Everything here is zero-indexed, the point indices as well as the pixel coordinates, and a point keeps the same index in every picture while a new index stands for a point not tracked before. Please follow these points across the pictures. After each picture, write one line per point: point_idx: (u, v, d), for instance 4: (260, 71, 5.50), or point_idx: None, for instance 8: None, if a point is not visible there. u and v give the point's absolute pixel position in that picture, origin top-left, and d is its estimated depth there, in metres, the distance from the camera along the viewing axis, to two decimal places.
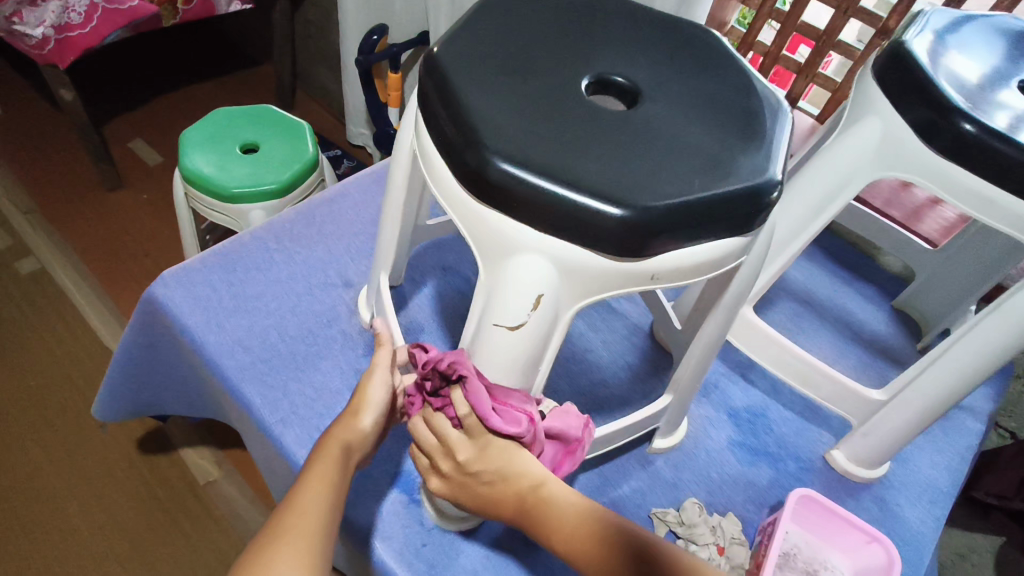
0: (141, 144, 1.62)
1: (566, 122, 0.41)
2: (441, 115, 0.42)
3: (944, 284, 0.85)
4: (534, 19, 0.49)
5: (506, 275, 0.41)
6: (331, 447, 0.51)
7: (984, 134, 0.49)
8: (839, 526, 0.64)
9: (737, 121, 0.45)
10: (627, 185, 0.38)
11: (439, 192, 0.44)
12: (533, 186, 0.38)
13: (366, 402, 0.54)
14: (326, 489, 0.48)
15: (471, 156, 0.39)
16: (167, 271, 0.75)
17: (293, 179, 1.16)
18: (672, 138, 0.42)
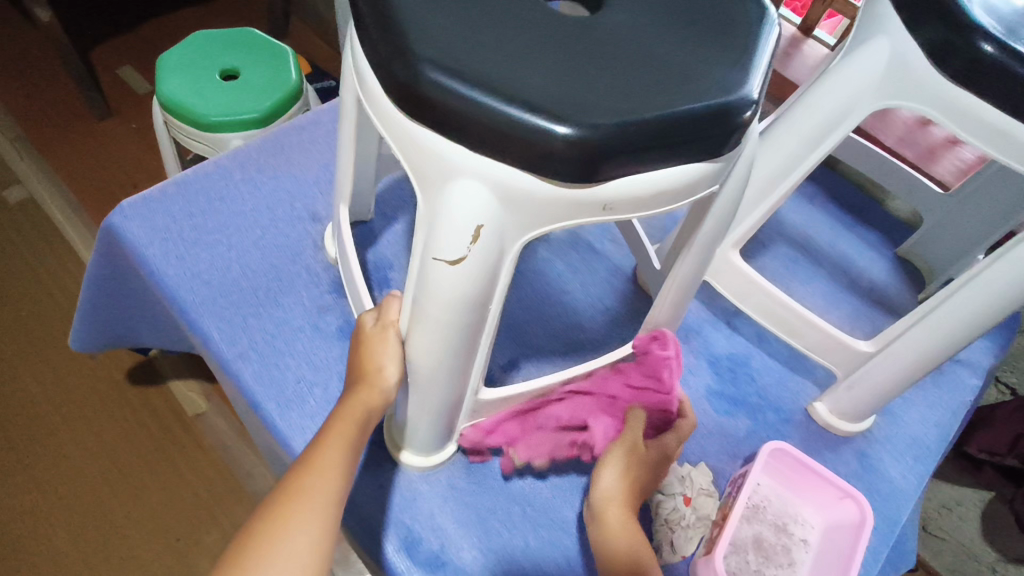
0: (128, 70, 1.56)
1: (510, 29, 0.36)
2: (369, 23, 0.36)
3: (952, 231, 0.79)
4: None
5: (442, 204, 0.36)
6: (353, 412, 0.49)
7: (1005, 56, 0.43)
8: (812, 481, 0.62)
9: (713, 31, 0.39)
10: (574, 100, 0.33)
11: (374, 112, 0.39)
12: (466, 100, 0.32)
13: (384, 357, 0.48)
14: (343, 457, 0.46)
15: (399, 67, 0.34)
16: (126, 200, 0.71)
17: (274, 108, 1.11)
18: (635, 48, 0.37)
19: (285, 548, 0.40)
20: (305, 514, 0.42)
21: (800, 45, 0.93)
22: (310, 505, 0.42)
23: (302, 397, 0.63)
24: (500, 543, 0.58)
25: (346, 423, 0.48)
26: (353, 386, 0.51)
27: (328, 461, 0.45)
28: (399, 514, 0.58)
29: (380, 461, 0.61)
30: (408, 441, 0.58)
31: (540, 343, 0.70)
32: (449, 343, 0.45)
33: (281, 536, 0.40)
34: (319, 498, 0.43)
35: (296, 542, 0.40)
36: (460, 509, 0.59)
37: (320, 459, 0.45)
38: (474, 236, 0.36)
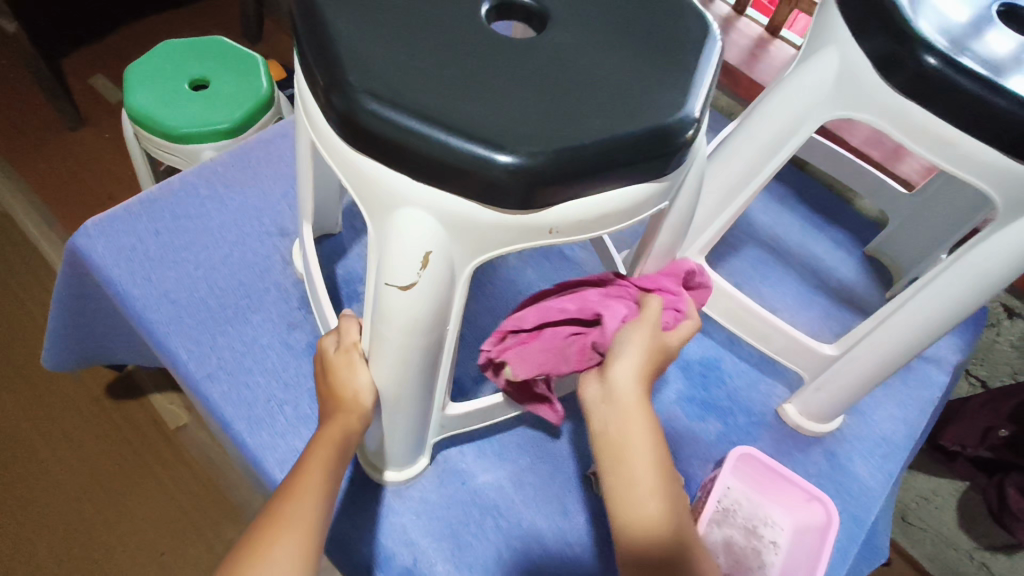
0: (100, 79, 1.54)
1: (450, 57, 0.36)
2: (309, 52, 0.36)
3: (916, 230, 0.80)
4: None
5: (392, 231, 0.37)
6: (331, 434, 0.47)
7: (947, 68, 0.43)
8: (780, 483, 0.63)
9: (656, 51, 0.39)
10: (514, 127, 0.33)
11: (322, 140, 0.39)
12: (407, 131, 0.33)
13: (353, 382, 0.48)
14: (324, 484, 0.44)
15: (338, 99, 0.34)
16: (90, 220, 0.70)
17: (246, 117, 1.10)
18: (577, 70, 0.37)
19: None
20: (284, 541, 0.40)
21: (768, 47, 0.94)
22: (290, 531, 0.41)
23: (271, 415, 0.63)
24: (472, 556, 0.58)
25: (323, 449, 0.46)
26: (327, 412, 0.49)
27: (309, 485, 0.44)
28: (370, 532, 0.58)
29: (351, 478, 0.61)
30: (384, 460, 0.58)
31: None
32: (410, 365, 0.45)
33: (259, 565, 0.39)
34: (298, 525, 0.41)
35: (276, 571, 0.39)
36: (431, 523, 0.60)
37: (298, 485, 0.44)
38: (423, 262, 0.36)
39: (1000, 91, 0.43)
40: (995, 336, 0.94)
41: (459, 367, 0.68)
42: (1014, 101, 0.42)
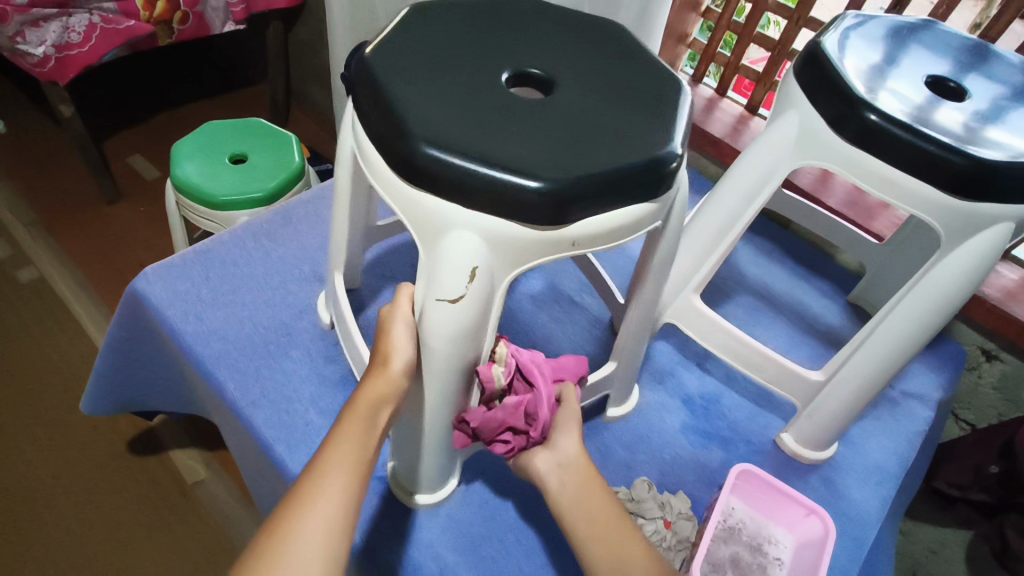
0: (139, 159, 1.68)
1: (487, 113, 0.45)
2: (375, 113, 0.46)
3: (891, 276, 0.89)
4: (463, 24, 0.55)
5: (442, 253, 0.45)
6: (360, 405, 0.48)
7: (886, 123, 0.53)
8: (780, 501, 0.67)
9: (644, 105, 0.49)
10: (543, 161, 0.42)
11: (378, 182, 0.48)
12: (459, 168, 0.42)
13: (393, 348, 0.50)
14: (355, 453, 0.45)
15: (403, 146, 0.43)
16: (150, 267, 0.79)
17: (280, 187, 1.21)
18: (585, 121, 0.46)
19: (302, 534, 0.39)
20: (319, 505, 0.40)
21: (748, 121, 1.08)
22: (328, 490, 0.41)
23: (309, 438, 0.69)
24: (494, 569, 0.62)
25: (359, 413, 0.47)
26: (367, 372, 0.51)
27: (340, 455, 0.44)
28: (401, 545, 0.62)
29: (382, 496, 0.65)
30: (416, 480, 0.63)
31: None
32: (447, 376, 0.52)
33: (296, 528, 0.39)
34: (339, 485, 0.42)
35: (311, 533, 0.39)
36: (456, 539, 0.64)
37: (334, 450, 0.44)
38: (472, 276, 0.45)
39: (929, 139, 0.52)
40: (977, 379, 1.00)
41: None
42: (941, 147, 0.52)
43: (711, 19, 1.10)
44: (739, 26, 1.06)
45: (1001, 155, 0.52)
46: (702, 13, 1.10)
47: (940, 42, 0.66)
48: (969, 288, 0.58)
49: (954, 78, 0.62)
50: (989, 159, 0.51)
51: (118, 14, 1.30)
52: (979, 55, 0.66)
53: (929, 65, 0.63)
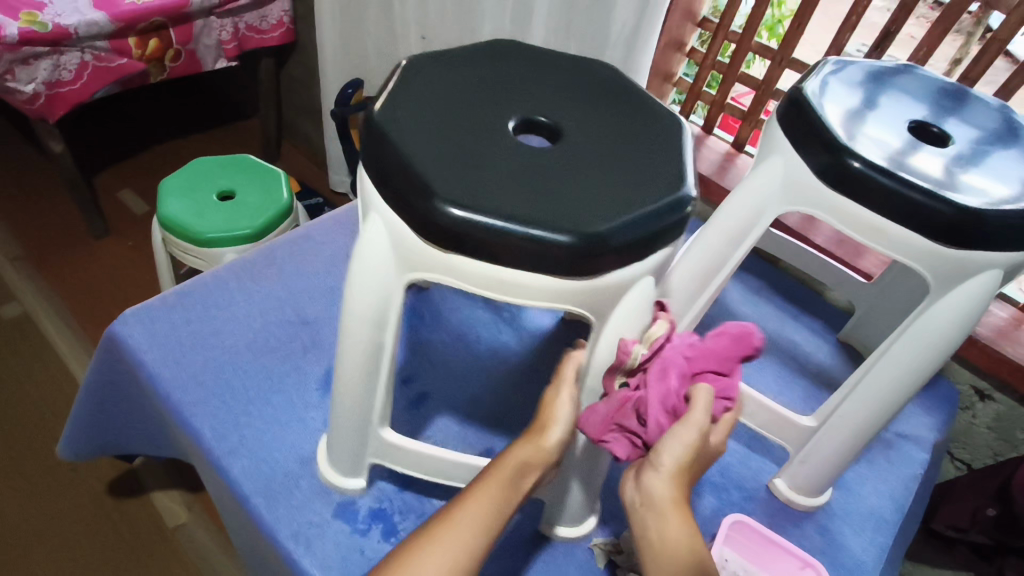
0: (129, 194, 1.68)
1: (578, 174, 0.46)
2: (491, 240, 0.42)
3: (881, 315, 0.88)
4: (410, 79, 0.51)
5: (626, 303, 0.49)
6: (505, 468, 0.47)
7: (868, 171, 0.53)
8: (772, 553, 0.65)
9: (622, 106, 0.53)
10: (665, 182, 0.46)
11: (522, 294, 0.45)
12: (640, 227, 0.43)
13: (554, 419, 0.50)
14: (482, 524, 0.44)
15: (574, 249, 0.41)
16: (129, 309, 0.78)
17: (267, 224, 1.20)
18: (622, 142, 0.49)
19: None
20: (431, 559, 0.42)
21: (735, 158, 1.09)
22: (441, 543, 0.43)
23: (288, 489, 0.66)
24: None
25: (500, 476, 0.47)
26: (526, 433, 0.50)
27: (465, 519, 0.44)
28: None
29: (363, 551, 0.63)
30: (562, 513, 0.65)
31: (513, 431, 0.76)
32: None
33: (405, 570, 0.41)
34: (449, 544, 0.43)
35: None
36: None
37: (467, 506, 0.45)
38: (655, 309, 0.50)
39: (912, 187, 0.52)
40: (972, 419, 0.99)
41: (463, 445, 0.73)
42: (925, 195, 0.52)
43: (695, 59, 1.11)
44: (724, 66, 1.07)
45: (985, 202, 0.52)
46: (687, 53, 1.12)
47: (921, 87, 0.67)
48: (960, 334, 0.57)
49: (937, 123, 0.62)
50: (976, 206, 0.51)
51: (110, 52, 1.31)
52: (957, 98, 0.66)
53: (912, 110, 0.63)
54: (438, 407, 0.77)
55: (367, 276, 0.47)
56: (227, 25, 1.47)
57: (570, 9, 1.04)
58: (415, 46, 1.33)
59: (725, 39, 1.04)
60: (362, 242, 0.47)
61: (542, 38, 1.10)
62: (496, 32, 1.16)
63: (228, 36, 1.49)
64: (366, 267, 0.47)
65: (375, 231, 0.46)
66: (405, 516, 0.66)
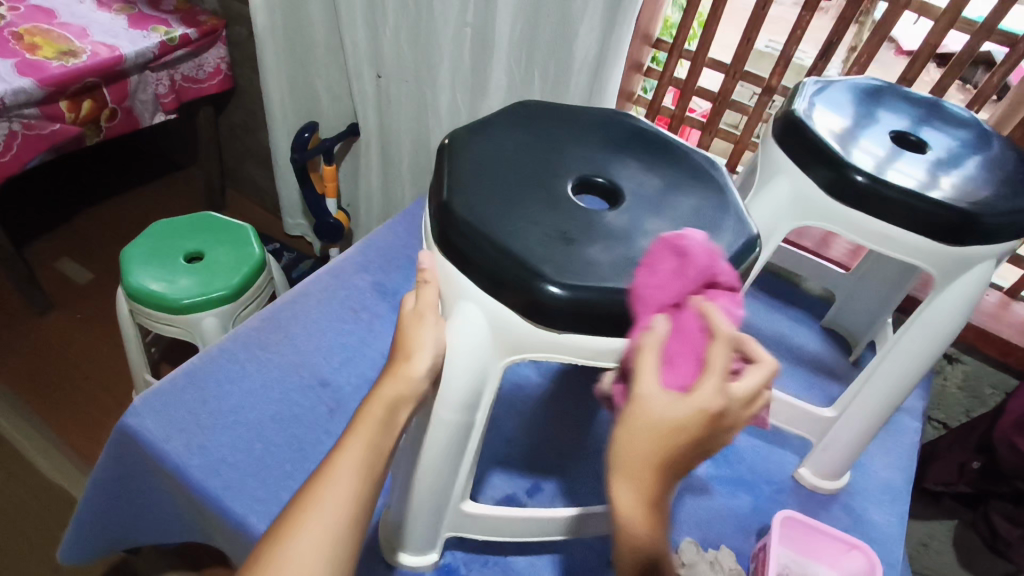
0: (68, 263, 1.56)
1: (656, 231, 0.49)
2: (600, 314, 0.43)
3: (861, 300, 0.95)
4: (461, 158, 0.51)
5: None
6: (374, 408, 0.46)
7: (873, 183, 0.59)
8: (821, 540, 0.70)
9: (653, 151, 0.57)
10: (729, 223, 0.51)
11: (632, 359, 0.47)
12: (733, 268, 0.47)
13: (416, 345, 0.46)
14: (357, 479, 0.44)
15: None
16: (137, 398, 0.73)
17: (244, 282, 1.16)
18: (671, 188, 0.53)
19: (300, 544, 0.41)
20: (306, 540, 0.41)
21: None
22: (331, 490, 0.43)
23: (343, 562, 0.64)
24: None
25: (377, 411, 0.46)
26: (388, 366, 0.48)
27: (341, 476, 0.44)
28: None
29: None
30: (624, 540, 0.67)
31: (552, 462, 0.78)
32: None
33: (299, 527, 0.42)
34: (340, 488, 0.43)
35: (309, 548, 0.41)
36: None
37: (355, 430, 0.46)
38: None
39: (914, 194, 0.58)
40: (943, 381, 1.08)
41: (509, 483, 0.74)
42: (926, 201, 0.58)
43: (653, 77, 1.16)
44: (681, 82, 1.13)
45: (978, 203, 0.58)
46: (644, 72, 1.17)
47: (888, 97, 0.74)
48: (962, 320, 0.64)
49: (912, 132, 0.69)
50: (969, 207, 0.57)
51: (41, 119, 1.21)
52: (918, 104, 0.74)
53: (890, 121, 0.70)
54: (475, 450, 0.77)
55: (467, 365, 0.46)
56: (164, 78, 1.40)
57: (532, 40, 1.06)
58: (370, 86, 1.31)
59: (680, 57, 1.09)
60: (454, 331, 0.46)
61: (505, 70, 1.12)
62: (457, 66, 1.17)
63: (165, 90, 1.42)
64: (466, 356, 0.46)
65: (472, 320, 0.46)
66: (471, 566, 0.66)
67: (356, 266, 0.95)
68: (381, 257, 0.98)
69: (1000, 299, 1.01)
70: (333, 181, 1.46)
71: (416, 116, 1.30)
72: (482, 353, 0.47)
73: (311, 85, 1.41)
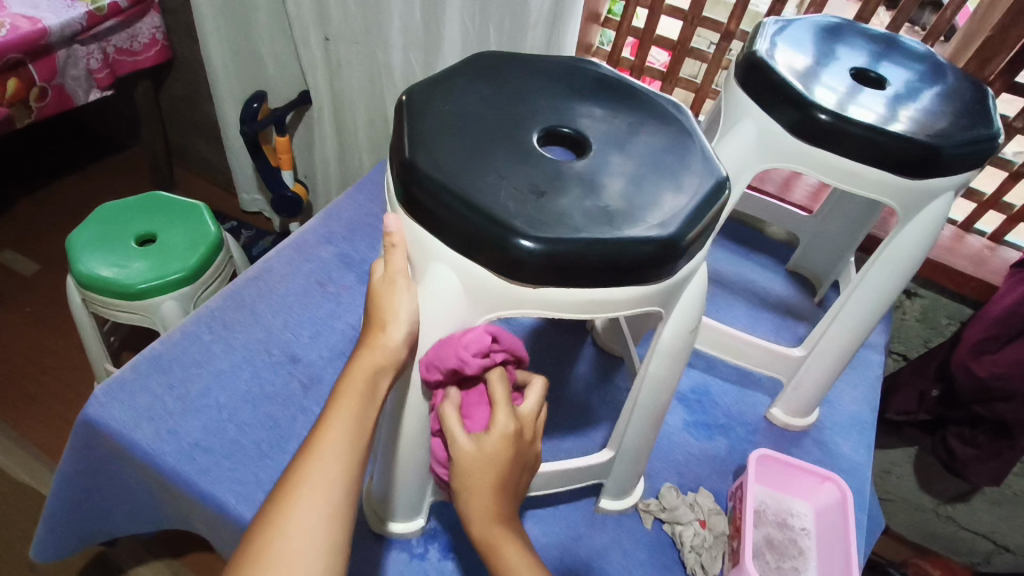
0: (11, 256, 1.48)
1: (626, 178, 0.48)
2: (576, 266, 0.42)
3: (824, 241, 0.97)
4: (421, 114, 0.48)
5: (681, 296, 0.52)
6: (358, 377, 0.45)
7: (836, 121, 0.59)
8: (796, 476, 0.73)
9: (616, 97, 0.56)
10: (698, 166, 0.50)
11: (608, 309, 0.46)
12: (707, 210, 0.47)
13: (392, 313, 0.46)
14: (348, 452, 0.43)
15: (667, 250, 0.44)
16: (98, 388, 0.70)
17: (202, 261, 1.12)
18: (637, 134, 0.52)
19: (297, 522, 0.40)
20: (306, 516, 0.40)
21: None
22: (323, 466, 0.42)
23: None
24: None
25: (358, 383, 0.45)
26: (363, 341, 0.47)
27: (332, 451, 0.43)
28: None
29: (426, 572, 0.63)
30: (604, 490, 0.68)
31: None
32: (663, 399, 0.59)
33: (295, 505, 0.41)
34: (331, 465, 0.42)
35: (310, 523, 0.40)
36: None
37: (338, 405, 0.45)
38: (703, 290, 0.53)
39: (877, 130, 0.59)
40: (903, 315, 1.12)
41: None
42: (889, 136, 0.59)
43: (610, 27, 1.14)
44: (639, 31, 1.11)
45: (937, 134, 0.59)
46: (602, 22, 1.14)
47: (847, 35, 0.74)
48: (924, 252, 0.65)
49: (872, 69, 0.69)
50: (929, 139, 0.58)
51: None
52: (876, 39, 0.74)
53: (850, 58, 0.70)
54: None
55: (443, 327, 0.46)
56: (95, 51, 1.31)
57: None
58: (318, 50, 1.25)
59: (638, 4, 1.07)
60: (429, 292, 0.46)
61: (458, 26, 1.08)
62: (408, 25, 1.13)
63: (98, 64, 1.33)
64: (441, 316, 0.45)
65: (444, 281, 0.45)
66: (457, 529, 0.67)
67: (319, 238, 0.93)
68: (344, 226, 0.95)
69: (953, 233, 1.04)
70: (287, 153, 1.40)
71: (369, 80, 1.25)
72: (457, 313, 0.46)
73: (256, 52, 1.35)
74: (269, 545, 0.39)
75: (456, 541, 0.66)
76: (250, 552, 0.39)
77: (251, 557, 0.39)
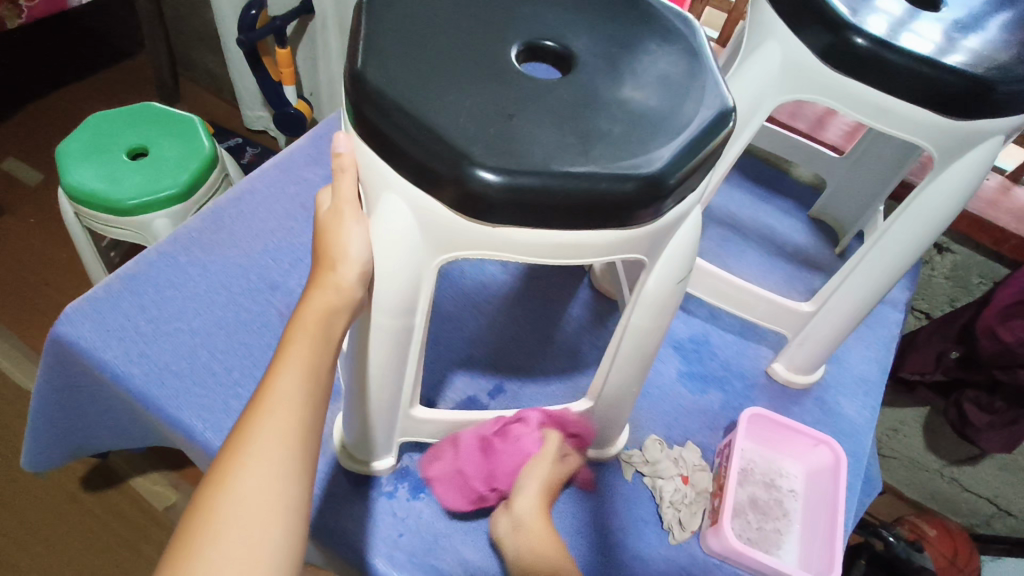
0: (16, 164, 1.46)
1: (612, 104, 0.41)
2: (543, 203, 0.37)
3: (853, 185, 0.89)
4: (382, 19, 0.42)
5: (670, 240, 0.47)
6: (308, 317, 0.42)
7: (874, 46, 0.51)
8: (790, 436, 0.69)
9: (614, 9, 0.49)
10: (702, 92, 0.43)
11: (586, 253, 0.41)
12: (707, 145, 0.40)
13: (341, 250, 0.41)
14: (297, 394, 0.41)
15: (651, 190, 0.38)
16: (70, 306, 0.68)
17: (194, 177, 1.08)
18: (634, 51, 0.45)
19: (239, 483, 0.37)
20: (250, 465, 0.37)
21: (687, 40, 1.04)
22: (271, 422, 0.39)
23: None
24: None
25: (308, 327, 0.42)
26: (314, 278, 0.43)
27: (282, 397, 0.40)
28: (426, 559, 0.59)
29: (393, 511, 0.61)
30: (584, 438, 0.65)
31: (517, 362, 0.75)
32: (648, 351, 0.55)
33: (240, 463, 0.38)
34: (281, 412, 0.40)
35: (253, 471, 0.37)
36: (479, 537, 0.61)
37: (287, 353, 0.42)
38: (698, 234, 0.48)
39: (920, 60, 0.51)
40: (931, 271, 1.04)
41: (472, 385, 0.72)
42: (933, 67, 0.51)
43: None
44: None
45: (992, 68, 0.51)
46: None
47: None
48: (959, 204, 0.58)
49: None
50: (980, 73, 0.50)
51: None
52: None
53: None
54: (435, 351, 0.74)
55: (394, 267, 0.41)
56: None
57: None
58: None
59: None
60: (381, 226, 0.41)
61: None
62: None
63: None
64: (392, 254, 0.41)
65: (397, 215, 0.40)
66: None
67: (306, 159, 0.87)
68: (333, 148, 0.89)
69: (1000, 184, 0.95)
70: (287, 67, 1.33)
71: None
72: (412, 252, 0.41)
73: None
74: (210, 506, 0.36)
75: (427, 480, 0.64)
76: (189, 509, 0.36)
77: (194, 512, 0.36)
